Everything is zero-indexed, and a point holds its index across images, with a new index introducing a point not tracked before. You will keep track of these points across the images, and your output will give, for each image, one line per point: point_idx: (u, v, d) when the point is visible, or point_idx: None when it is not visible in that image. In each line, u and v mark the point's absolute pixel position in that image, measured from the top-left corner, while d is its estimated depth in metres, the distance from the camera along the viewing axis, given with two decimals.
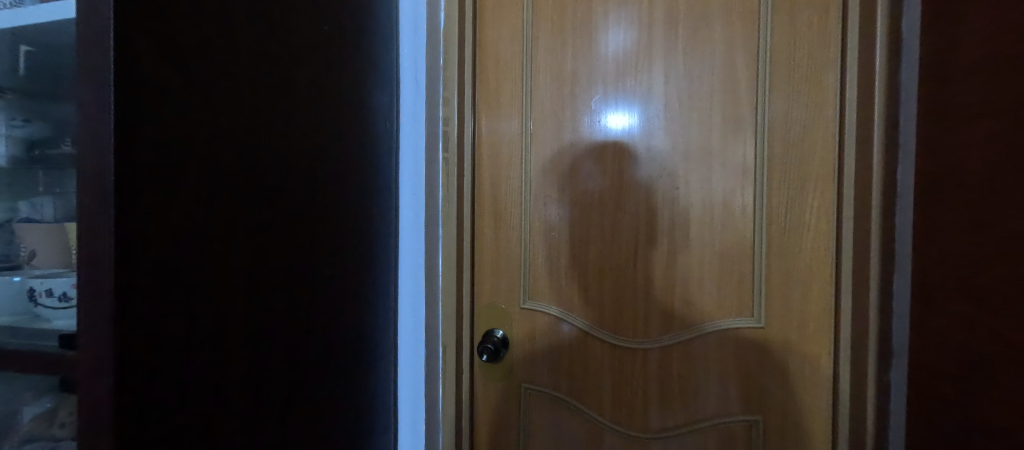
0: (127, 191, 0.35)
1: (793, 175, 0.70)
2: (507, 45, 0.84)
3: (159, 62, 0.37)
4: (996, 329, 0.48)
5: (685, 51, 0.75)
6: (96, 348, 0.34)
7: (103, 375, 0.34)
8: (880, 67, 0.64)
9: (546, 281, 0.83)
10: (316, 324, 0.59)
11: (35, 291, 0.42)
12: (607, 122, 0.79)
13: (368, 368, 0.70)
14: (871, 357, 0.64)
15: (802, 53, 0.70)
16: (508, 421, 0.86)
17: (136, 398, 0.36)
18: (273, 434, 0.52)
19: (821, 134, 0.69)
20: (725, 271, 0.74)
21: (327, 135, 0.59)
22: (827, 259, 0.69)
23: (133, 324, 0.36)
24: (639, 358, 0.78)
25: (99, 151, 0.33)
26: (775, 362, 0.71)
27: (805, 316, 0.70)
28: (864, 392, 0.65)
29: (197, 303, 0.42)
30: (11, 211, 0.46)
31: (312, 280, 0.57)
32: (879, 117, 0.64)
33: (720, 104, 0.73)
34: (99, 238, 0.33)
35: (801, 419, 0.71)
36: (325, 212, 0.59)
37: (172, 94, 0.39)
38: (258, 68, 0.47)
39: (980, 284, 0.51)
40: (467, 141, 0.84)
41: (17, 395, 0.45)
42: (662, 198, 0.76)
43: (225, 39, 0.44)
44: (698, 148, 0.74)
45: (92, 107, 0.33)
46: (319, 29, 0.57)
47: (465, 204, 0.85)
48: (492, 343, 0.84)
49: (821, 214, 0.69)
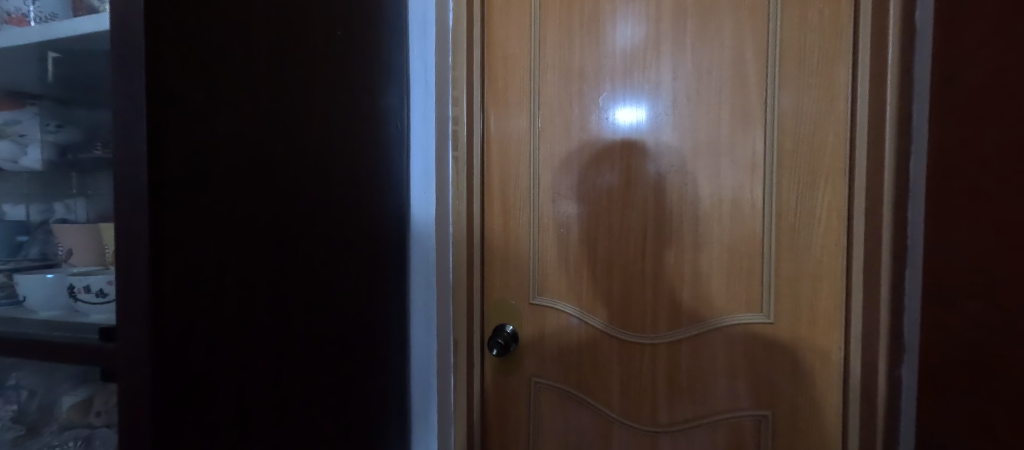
0: (158, 195, 0.37)
1: (804, 170, 0.70)
2: (516, 43, 0.85)
3: (186, 73, 0.39)
4: (987, 321, 0.49)
5: (694, 46, 0.74)
6: (134, 342, 0.37)
7: (141, 365, 0.37)
8: (891, 61, 0.63)
9: (556, 277, 0.84)
10: (333, 321, 0.60)
11: (74, 287, 0.44)
12: (614, 118, 0.79)
13: (381, 360, 0.73)
14: (881, 354, 0.64)
15: (812, 47, 0.69)
16: (518, 414, 0.87)
17: (170, 385, 0.39)
18: (295, 422, 0.55)
19: (832, 128, 0.68)
20: (734, 266, 0.74)
21: (343, 136, 0.61)
22: (837, 255, 0.68)
23: (167, 319, 0.38)
24: (647, 353, 0.79)
25: (133, 156, 0.36)
26: (784, 359, 0.72)
27: (815, 312, 0.70)
28: (874, 389, 0.65)
29: (226, 300, 0.44)
30: (45, 213, 0.51)
31: (329, 276, 0.59)
32: (891, 110, 0.63)
33: (729, 101, 0.73)
34: (134, 240, 0.36)
35: (810, 413, 0.71)
36: (342, 210, 0.61)
37: (198, 102, 0.40)
38: (273, 73, 0.49)
39: (974, 277, 0.51)
40: (477, 139, 0.86)
41: (58, 385, 0.49)
42: (672, 193, 0.76)
43: (245, 50, 0.45)
44: (707, 144, 0.74)
45: (128, 117, 0.36)
46: (332, 33, 0.58)
47: (474, 201, 0.86)
48: (502, 338, 0.85)
49: (831, 210, 0.69)
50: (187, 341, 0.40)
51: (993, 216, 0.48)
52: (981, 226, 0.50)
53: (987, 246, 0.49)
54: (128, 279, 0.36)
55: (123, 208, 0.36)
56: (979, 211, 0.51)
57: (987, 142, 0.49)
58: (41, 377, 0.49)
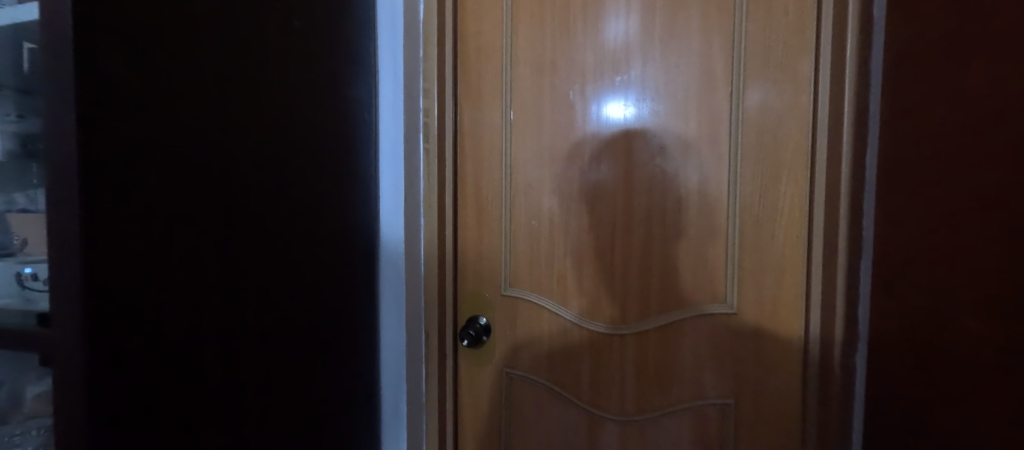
0: (92, 180, 0.36)
1: (767, 163, 0.71)
2: (488, 36, 0.85)
3: (124, 61, 0.39)
4: (935, 309, 0.50)
5: (662, 41, 0.75)
6: (68, 329, 0.36)
7: (76, 351, 0.36)
8: (851, 56, 0.64)
9: (526, 270, 0.85)
10: (292, 310, 0.61)
11: (22, 274, 0.46)
12: (606, 113, 0.78)
13: (353, 347, 0.75)
14: (837, 342, 0.66)
15: (778, 42, 0.70)
16: (491, 404, 0.89)
17: (110, 376, 0.39)
18: (252, 411, 0.55)
19: (795, 122, 0.69)
20: (699, 258, 0.75)
21: (301, 126, 0.61)
22: (799, 246, 0.70)
23: (105, 306, 0.38)
24: (616, 343, 0.80)
25: (66, 142, 0.35)
26: (746, 350, 0.73)
27: (777, 303, 0.71)
28: (830, 376, 0.66)
29: (167, 289, 0.44)
30: (9, 205, 0.46)
31: (286, 266, 0.59)
32: (850, 104, 0.64)
33: (696, 95, 0.73)
34: (69, 225, 0.36)
35: (771, 401, 0.72)
36: (300, 200, 0.61)
37: (137, 90, 0.40)
38: (223, 62, 0.49)
39: (920, 266, 0.52)
40: (449, 131, 0.86)
41: (25, 373, 0.49)
42: (640, 186, 0.77)
43: (191, 40, 0.45)
44: (674, 137, 0.75)
45: (58, 102, 0.35)
46: (290, 24, 0.58)
47: (447, 194, 0.87)
48: (474, 329, 0.86)
49: (794, 203, 0.70)
50: (128, 331, 0.40)
51: (942, 211, 0.49)
52: (929, 216, 0.51)
53: (936, 235, 0.50)
54: (64, 265, 0.36)
55: (56, 194, 0.36)
56: (927, 202, 0.51)
57: (937, 133, 0.50)
58: (13, 363, 0.49)
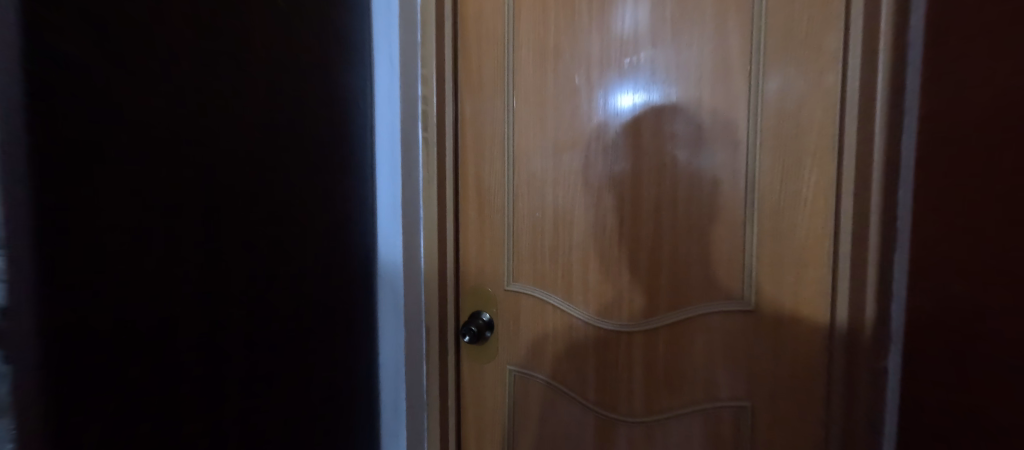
0: (41, 161, 0.35)
1: (788, 149, 0.65)
2: (489, 20, 0.82)
3: (77, 38, 0.38)
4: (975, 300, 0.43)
5: (673, 20, 0.70)
6: (18, 318, 0.34)
7: (26, 340, 0.35)
8: (886, 24, 0.56)
9: (529, 264, 0.82)
10: (277, 298, 0.60)
11: None
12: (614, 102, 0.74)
13: (347, 336, 0.75)
14: (864, 346, 0.59)
15: (801, 17, 0.64)
16: (494, 402, 0.87)
17: (66, 365, 0.37)
18: (233, 404, 0.54)
19: (819, 103, 0.63)
20: (713, 252, 0.70)
21: (285, 111, 0.60)
22: (824, 239, 0.64)
23: (60, 293, 0.37)
24: (623, 341, 0.76)
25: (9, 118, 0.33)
26: (763, 349, 0.68)
27: (798, 299, 0.66)
28: (857, 382, 0.60)
29: (136, 276, 0.43)
30: None
31: (271, 253, 0.59)
32: (883, 79, 0.57)
33: (709, 74, 0.68)
34: (18, 208, 0.34)
35: (789, 405, 0.68)
36: (286, 187, 0.61)
37: (96, 70, 0.39)
38: (195, 43, 0.48)
39: (957, 253, 0.46)
40: (449, 122, 0.84)
41: None
42: (648, 175, 0.73)
43: (159, 19, 0.44)
44: (686, 124, 0.70)
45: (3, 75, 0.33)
46: (270, 6, 0.58)
47: (448, 186, 0.84)
48: (476, 326, 0.84)
49: (818, 191, 0.64)
50: (95, 322, 0.39)
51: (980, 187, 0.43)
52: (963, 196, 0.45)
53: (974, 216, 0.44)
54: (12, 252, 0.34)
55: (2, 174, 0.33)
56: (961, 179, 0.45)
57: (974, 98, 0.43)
58: None
